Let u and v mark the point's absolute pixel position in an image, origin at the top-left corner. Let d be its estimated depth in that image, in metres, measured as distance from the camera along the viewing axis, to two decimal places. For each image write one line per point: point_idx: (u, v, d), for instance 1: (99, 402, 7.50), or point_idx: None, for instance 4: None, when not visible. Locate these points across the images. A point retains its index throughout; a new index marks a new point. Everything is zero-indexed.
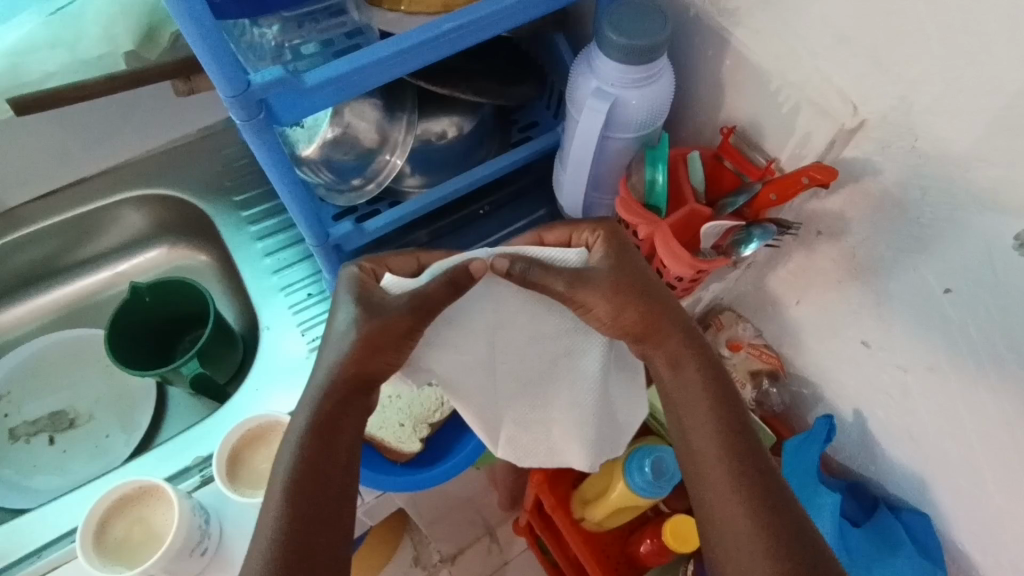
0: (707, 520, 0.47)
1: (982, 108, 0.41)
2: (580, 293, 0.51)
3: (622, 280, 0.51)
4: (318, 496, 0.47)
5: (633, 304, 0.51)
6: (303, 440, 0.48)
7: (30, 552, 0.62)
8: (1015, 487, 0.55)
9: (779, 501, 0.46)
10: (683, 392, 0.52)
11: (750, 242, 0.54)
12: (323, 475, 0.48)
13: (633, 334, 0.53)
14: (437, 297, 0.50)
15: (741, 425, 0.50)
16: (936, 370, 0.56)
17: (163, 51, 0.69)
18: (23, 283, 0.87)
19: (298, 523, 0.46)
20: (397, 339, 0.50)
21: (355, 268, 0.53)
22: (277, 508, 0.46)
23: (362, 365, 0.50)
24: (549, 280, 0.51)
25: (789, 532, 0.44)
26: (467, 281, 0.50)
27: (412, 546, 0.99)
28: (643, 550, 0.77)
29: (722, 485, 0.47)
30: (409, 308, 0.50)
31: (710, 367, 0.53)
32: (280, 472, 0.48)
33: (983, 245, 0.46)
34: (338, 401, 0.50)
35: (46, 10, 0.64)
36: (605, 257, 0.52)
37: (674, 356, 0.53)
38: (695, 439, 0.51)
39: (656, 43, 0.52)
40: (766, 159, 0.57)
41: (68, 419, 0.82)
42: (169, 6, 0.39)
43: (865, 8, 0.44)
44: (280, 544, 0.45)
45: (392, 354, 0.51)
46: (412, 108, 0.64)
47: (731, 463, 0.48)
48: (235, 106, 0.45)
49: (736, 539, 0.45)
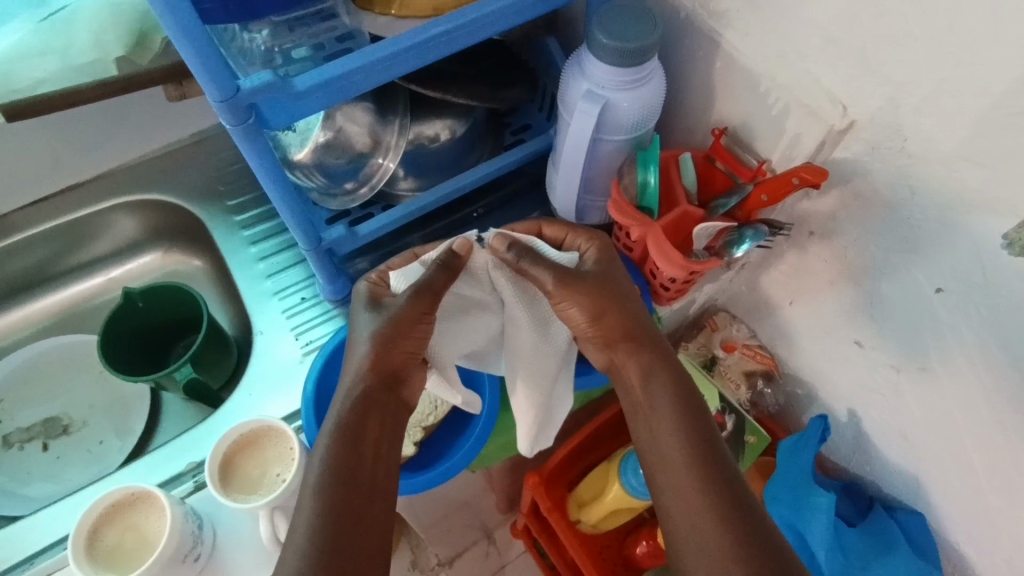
0: (673, 529, 0.47)
1: (968, 108, 0.42)
2: (563, 291, 0.53)
3: (605, 286, 0.53)
4: (353, 494, 0.46)
5: (612, 310, 0.53)
6: (331, 441, 0.48)
7: (23, 559, 0.62)
8: (1008, 486, 0.55)
9: (746, 515, 0.45)
10: (653, 401, 0.52)
11: (743, 242, 0.55)
12: (358, 474, 0.47)
13: (609, 341, 0.54)
14: (439, 283, 0.53)
15: (708, 435, 0.50)
16: (929, 370, 0.56)
17: (155, 56, 0.69)
18: (18, 288, 0.87)
19: (336, 518, 0.45)
20: (413, 327, 0.52)
21: (362, 282, 0.55)
22: (309, 505, 0.45)
23: (382, 360, 0.51)
24: (538, 271, 0.53)
25: (756, 547, 0.43)
26: (460, 262, 0.54)
27: (410, 550, 0.94)
28: (639, 553, 0.78)
29: (689, 494, 0.47)
30: (413, 293, 0.52)
31: (680, 377, 0.53)
32: (310, 475, 0.47)
33: (973, 245, 0.46)
34: (362, 401, 0.50)
35: (35, 17, 0.64)
36: (592, 264, 0.54)
37: (646, 367, 0.53)
38: (663, 452, 0.50)
39: (645, 45, 0.52)
40: (756, 160, 0.58)
41: (62, 426, 0.82)
42: (156, 13, 0.39)
43: (852, 10, 0.44)
44: (318, 540, 0.43)
45: (413, 344, 0.53)
46: (404, 111, 0.64)
47: (698, 475, 0.47)
48: (224, 111, 0.45)
49: (703, 548, 0.44)
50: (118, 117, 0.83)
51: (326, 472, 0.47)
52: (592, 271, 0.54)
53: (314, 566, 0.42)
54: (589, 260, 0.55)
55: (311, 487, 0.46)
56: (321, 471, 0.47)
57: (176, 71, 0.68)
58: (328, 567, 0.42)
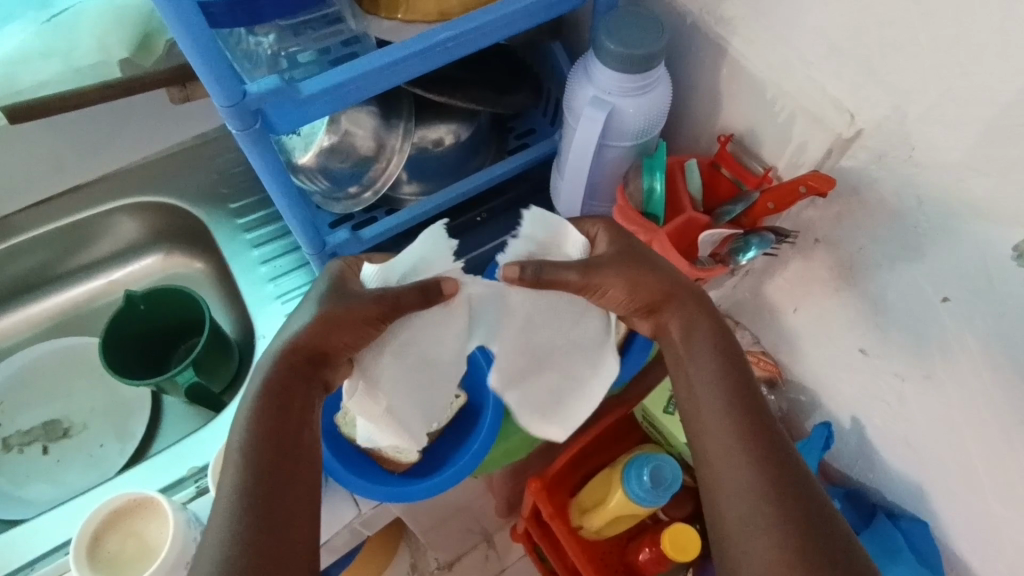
0: (709, 477, 0.46)
1: (972, 118, 0.42)
2: (597, 278, 0.49)
3: (633, 258, 0.51)
4: (281, 459, 0.45)
5: (648, 273, 0.51)
6: (256, 402, 0.47)
7: (22, 565, 0.62)
8: (1013, 495, 0.54)
9: (784, 457, 0.45)
10: (694, 352, 0.52)
11: (748, 250, 0.54)
12: (284, 440, 0.46)
13: (650, 305, 0.52)
14: (407, 303, 0.46)
15: (748, 383, 0.50)
16: (933, 379, 0.56)
17: (158, 59, 0.68)
18: (16, 292, 0.87)
19: (265, 481, 0.43)
20: (360, 325, 0.47)
21: (335, 263, 0.55)
22: (235, 470, 0.44)
23: (314, 340, 0.48)
24: (562, 275, 0.47)
25: (793, 487, 0.43)
26: (438, 296, 0.46)
27: (410, 553, 1.01)
28: (642, 558, 0.76)
29: (728, 443, 0.46)
30: (374, 296, 0.47)
31: (719, 331, 0.52)
32: (233, 442, 0.46)
33: (980, 254, 0.46)
34: (289, 370, 0.48)
35: (39, 19, 0.65)
36: (610, 244, 0.52)
37: (687, 321, 0.52)
38: (702, 394, 0.50)
39: (653, 52, 0.52)
40: (763, 167, 0.58)
41: (63, 429, 0.82)
42: (162, 12, 0.38)
43: (859, 18, 0.44)
44: (249, 500, 0.42)
45: (351, 338, 0.48)
46: (409, 116, 0.63)
47: (737, 417, 0.47)
48: (231, 116, 0.45)
49: (739, 493, 0.44)
50: (120, 118, 0.82)
51: (248, 437, 0.45)
52: (614, 251, 0.51)
53: (242, 524, 0.41)
54: (602, 237, 0.52)
55: (236, 451, 0.44)
56: (242, 437, 0.45)
57: (179, 75, 0.66)
58: (258, 525, 0.41)
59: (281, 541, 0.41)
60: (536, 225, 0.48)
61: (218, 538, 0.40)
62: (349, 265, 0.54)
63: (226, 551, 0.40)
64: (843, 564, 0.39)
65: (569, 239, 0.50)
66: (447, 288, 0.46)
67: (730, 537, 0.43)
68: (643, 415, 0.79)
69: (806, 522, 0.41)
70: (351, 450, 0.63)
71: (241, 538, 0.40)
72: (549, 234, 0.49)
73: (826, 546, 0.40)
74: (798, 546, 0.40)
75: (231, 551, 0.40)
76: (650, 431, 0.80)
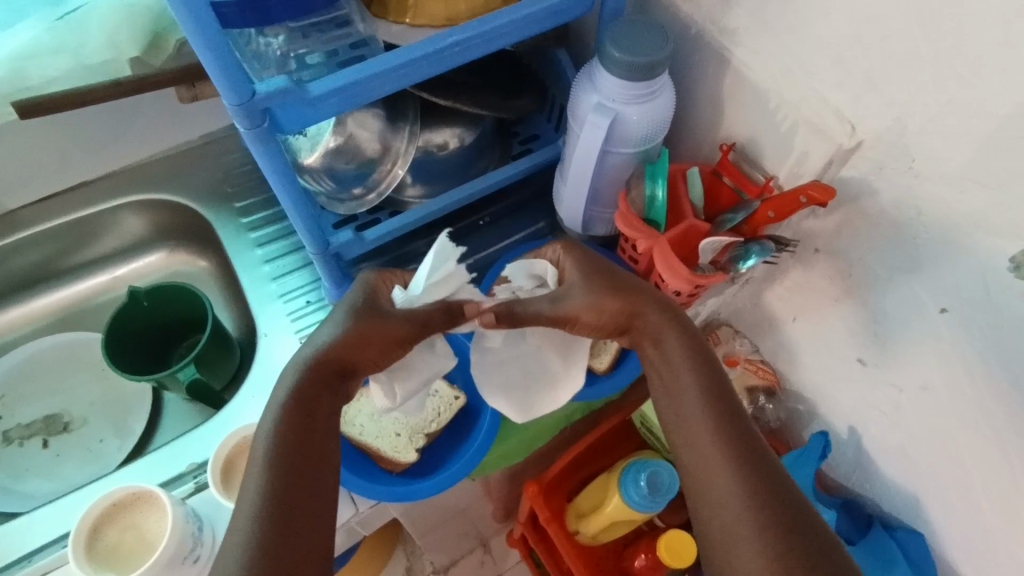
0: (691, 485, 0.46)
1: (972, 129, 0.42)
2: (563, 308, 0.54)
3: (592, 283, 0.55)
4: (303, 465, 0.44)
5: (611, 297, 0.53)
6: (284, 409, 0.46)
7: (19, 557, 0.62)
8: (1009, 506, 0.55)
9: (759, 459, 0.45)
10: (667, 362, 0.52)
11: (748, 258, 0.55)
12: (307, 447, 0.45)
13: (620, 327, 0.54)
14: (436, 322, 0.53)
15: (720, 385, 0.49)
16: (931, 390, 0.56)
17: (168, 58, 0.71)
18: (20, 285, 0.87)
19: (285, 485, 0.43)
20: (389, 344, 0.51)
21: (368, 274, 0.57)
22: (259, 471, 0.43)
23: (348, 352, 0.50)
24: (530, 308, 0.55)
25: (768, 491, 0.43)
26: (461, 316, 0.54)
27: (404, 556, 1.02)
28: (637, 565, 0.77)
29: (705, 451, 0.46)
30: (407, 316, 0.52)
31: (693, 343, 0.52)
32: (258, 444, 0.45)
33: (977, 267, 0.47)
34: (315, 381, 0.48)
35: (51, 15, 0.64)
36: (574, 273, 0.57)
37: (657, 335, 0.53)
38: (677, 404, 0.50)
39: (656, 61, 0.53)
40: (764, 176, 0.58)
41: (63, 423, 0.82)
42: (175, 12, 0.39)
43: (862, 29, 0.44)
44: (270, 505, 0.42)
45: (379, 355, 0.51)
46: (415, 118, 0.64)
47: (711, 424, 0.47)
48: (239, 115, 0.45)
49: (719, 501, 0.43)
50: (129, 116, 0.83)
51: (274, 438, 0.45)
52: (578, 280, 0.56)
53: (262, 523, 0.41)
54: (569, 267, 0.58)
55: (260, 454, 0.44)
56: (272, 441, 0.44)
57: (187, 74, 0.67)
58: (279, 529, 0.41)
59: (301, 544, 0.41)
60: (524, 267, 0.60)
61: (240, 539, 0.40)
62: (382, 279, 0.57)
63: (244, 553, 0.39)
64: (823, 564, 0.39)
65: (548, 275, 0.59)
66: (470, 310, 0.54)
67: (715, 543, 0.43)
68: (641, 422, 0.79)
69: (787, 526, 0.41)
70: (350, 449, 0.63)
71: (262, 540, 0.40)
72: (538, 272, 0.60)
73: (807, 549, 0.39)
74: (777, 549, 0.40)
75: (249, 549, 0.39)
76: (647, 437, 0.80)
